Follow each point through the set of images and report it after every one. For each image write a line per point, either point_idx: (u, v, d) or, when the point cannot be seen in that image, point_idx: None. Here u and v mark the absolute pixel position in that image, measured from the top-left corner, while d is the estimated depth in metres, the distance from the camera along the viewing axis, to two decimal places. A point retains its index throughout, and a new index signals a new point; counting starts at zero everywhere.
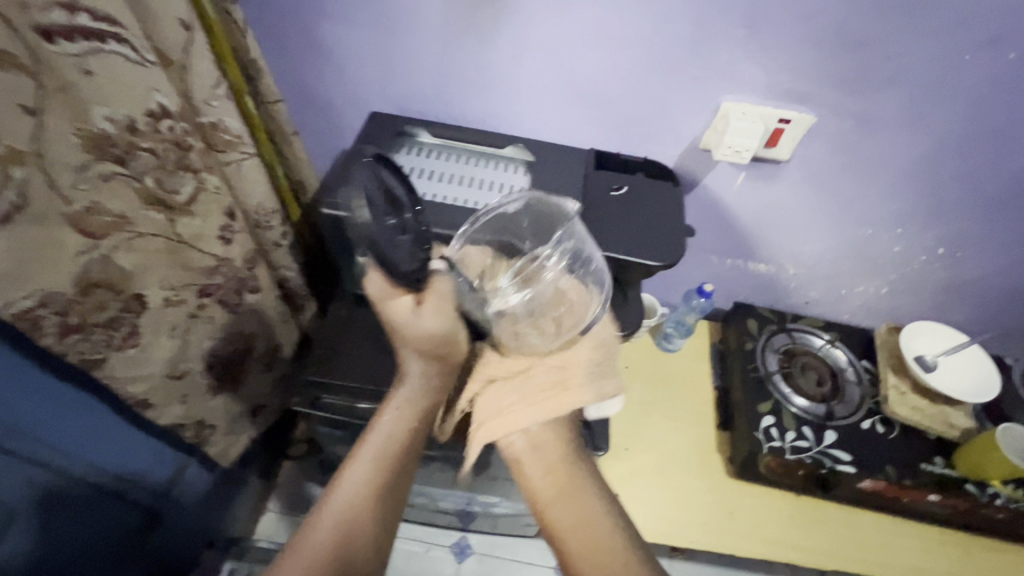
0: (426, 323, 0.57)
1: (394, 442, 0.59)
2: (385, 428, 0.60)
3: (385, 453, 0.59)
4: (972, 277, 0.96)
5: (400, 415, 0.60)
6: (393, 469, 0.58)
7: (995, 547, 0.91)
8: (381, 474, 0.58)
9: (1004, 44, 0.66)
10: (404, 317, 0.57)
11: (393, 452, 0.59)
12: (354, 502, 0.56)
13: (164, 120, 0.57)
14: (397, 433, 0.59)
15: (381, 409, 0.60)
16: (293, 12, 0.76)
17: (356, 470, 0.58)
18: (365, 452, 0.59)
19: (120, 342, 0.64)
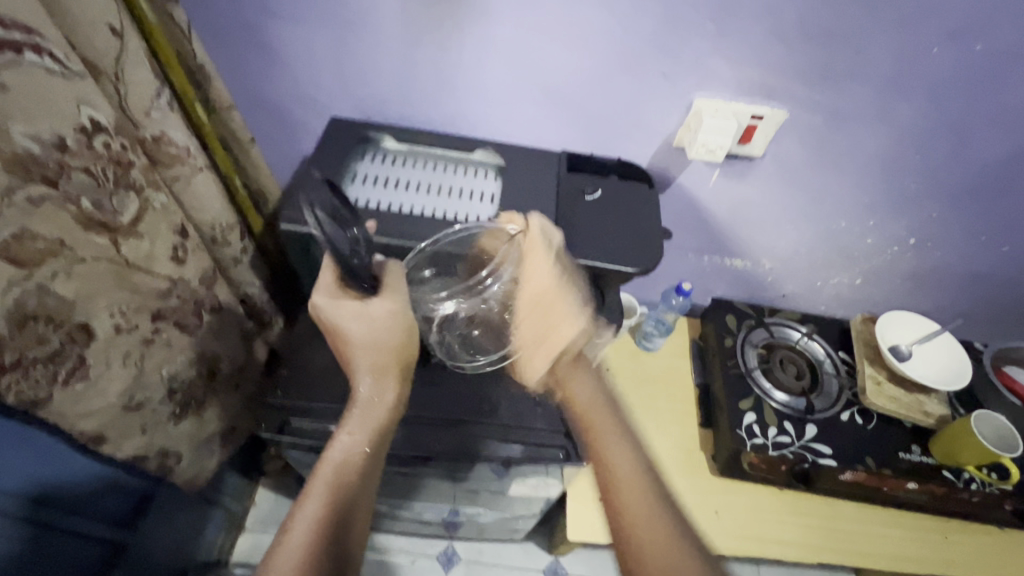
0: (379, 318, 0.58)
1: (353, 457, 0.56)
2: (344, 448, 0.57)
3: (343, 470, 0.55)
4: (942, 266, 0.96)
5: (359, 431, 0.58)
6: (354, 482, 0.55)
7: (973, 531, 0.92)
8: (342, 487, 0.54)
9: (969, 37, 0.65)
10: (352, 318, 0.58)
11: (352, 467, 0.56)
12: (317, 520, 0.52)
13: (98, 137, 0.52)
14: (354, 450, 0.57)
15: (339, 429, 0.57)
16: (238, 12, 0.71)
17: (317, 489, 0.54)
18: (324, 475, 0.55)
19: (66, 377, 0.60)
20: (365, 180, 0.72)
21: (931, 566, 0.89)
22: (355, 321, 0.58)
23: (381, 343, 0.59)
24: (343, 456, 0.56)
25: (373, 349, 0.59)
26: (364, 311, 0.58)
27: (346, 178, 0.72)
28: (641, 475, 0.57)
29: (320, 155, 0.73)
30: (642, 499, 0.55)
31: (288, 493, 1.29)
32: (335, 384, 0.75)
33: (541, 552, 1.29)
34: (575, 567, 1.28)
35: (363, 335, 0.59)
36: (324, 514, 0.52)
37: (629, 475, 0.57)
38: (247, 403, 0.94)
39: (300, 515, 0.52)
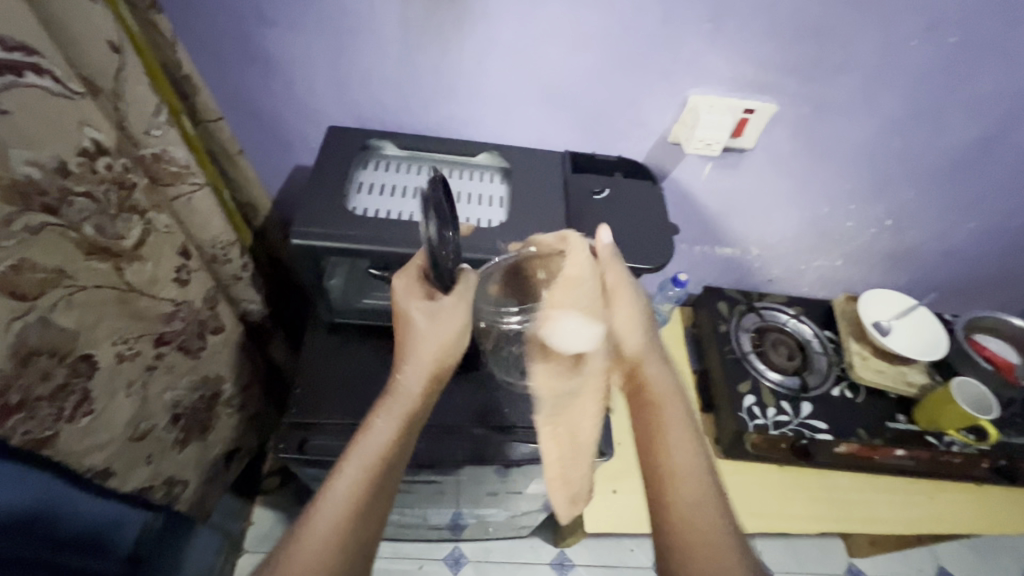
0: (444, 323, 0.58)
1: (390, 446, 0.53)
2: (381, 431, 0.54)
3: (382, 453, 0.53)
4: (916, 244, 1.02)
5: (394, 417, 0.55)
6: (391, 466, 0.53)
7: (954, 490, 0.99)
8: (374, 471, 0.51)
9: (946, 29, 0.69)
10: (421, 316, 0.57)
11: (388, 451, 0.53)
12: (349, 504, 0.49)
13: (101, 159, 0.50)
14: (388, 438, 0.54)
15: (375, 410, 0.55)
16: (227, 19, 0.68)
17: (353, 466, 0.51)
18: (360, 459, 0.52)
19: (72, 412, 0.58)
20: (370, 189, 0.71)
21: (920, 525, 0.95)
22: (423, 315, 0.57)
23: (442, 339, 0.58)
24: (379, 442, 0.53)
25: (434, 343, 0.58)
26: (435, 309, 0.57)
27: (350, 188, 0.70)
28: (700, 469, 0.55)
29: (321, 166, 0.71)
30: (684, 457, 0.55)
31: (287, 509, 1.25)
32: (352, 398, 0.75)
33: (547, 545, 1.30)
34: (581, 557, 1.29)
35: (427, 329, 0.58)
36: (355, 500, 0.49)
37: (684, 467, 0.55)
38: (246, 424, 0.94)
39: (333, 494, 0.50)
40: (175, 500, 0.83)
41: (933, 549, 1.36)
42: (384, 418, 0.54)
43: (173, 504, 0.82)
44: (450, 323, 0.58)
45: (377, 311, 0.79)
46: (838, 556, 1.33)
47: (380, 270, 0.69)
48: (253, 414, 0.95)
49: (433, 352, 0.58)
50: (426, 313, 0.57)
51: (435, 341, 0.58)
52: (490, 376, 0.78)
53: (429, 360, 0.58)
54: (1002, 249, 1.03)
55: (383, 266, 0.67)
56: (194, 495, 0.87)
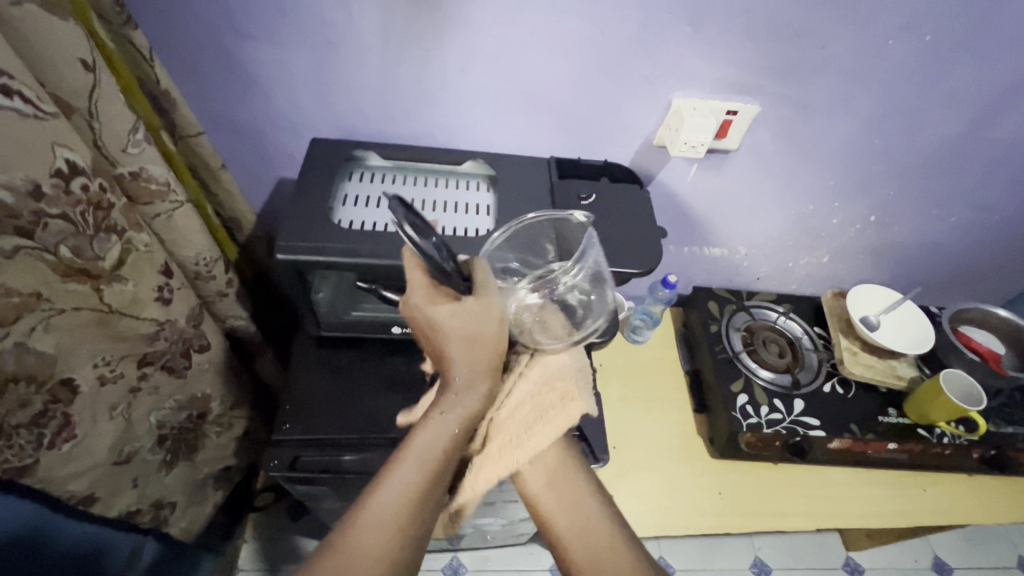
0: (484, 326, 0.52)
1: (451, 444, 0.50)
2: (439, 432, 0.50)
3: (439, 453, 0.49)
4: (901, 239, 1.04)
5: (456, 414, 0.51)
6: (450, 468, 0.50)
7: (946, 481, 1.00)
8: (431, 473, 0.49)
9: (921, 28, 0.70)
10: (420, 302, 0.53)
11: (447, 452, 0.50)
12: (401, 505, 0.46)
13: (76, 180, 0.49)
14: (448, 439, 0.50)
15: (436, 406, 0.51)
16: (204, 33, 0.67)
17: (410, 464, 0.48)
18: (416, 458, 0.49)
19: (51, 439, 0.56)
20: (355, 200, 0.70)
21: (914, 517, 0.96)
22: (459, 307, 0.51)
23: (488, 343, 0.52)
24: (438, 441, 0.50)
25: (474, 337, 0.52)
26: (445, 302, 0.52)
27: (335, 201, 0.69)
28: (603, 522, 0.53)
29: (305, 179, 0.70)
30: (578, 515, 0.53)
31: (280, 525, 1.23)
32: (342, 413, 0.74)
33: (545, 551, 1.29)
34: None
35: (466, 319, 0.51)
36: (406, 504, 0.47)
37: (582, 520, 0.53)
38: (237, 441, 0.92)
39: (382, 493, 0.47)
40: (164, 523, 0.81)
41: (928, 539, 1.37)
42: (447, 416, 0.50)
43: (162, 527, 0.81)
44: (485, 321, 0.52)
45: (364, 324, 0.78)
46: (835, 551, 1.33)
47: (366, 284, 0.67)
48: (244, 432, 0.93)
49: (491, 350, 0.52)
50: (455, 310, 0.51)
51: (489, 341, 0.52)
52: None
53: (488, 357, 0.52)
54: (984, 242, 1.04)
55: (369, 278, 0.66)
56: (184, 516, 0.86)
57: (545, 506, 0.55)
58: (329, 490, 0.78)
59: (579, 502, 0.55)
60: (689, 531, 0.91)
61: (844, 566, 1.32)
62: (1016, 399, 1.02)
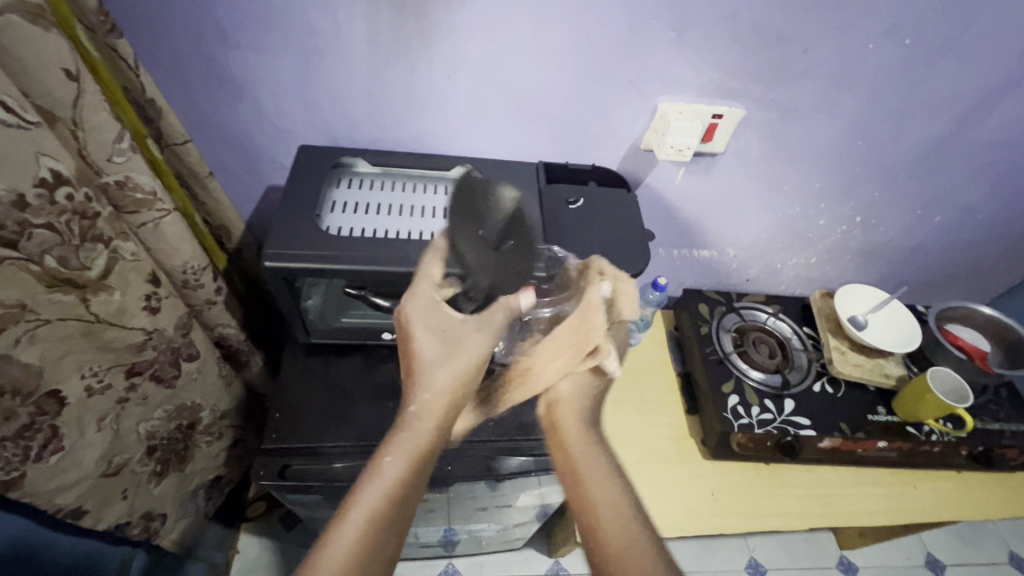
0: (463, 356, 0.59)
1: (404, 481, 0.49)
2: (391, 473, 0.49)
3: (393, 491, 0.48)
4: (886, 240, 1.05)
5: (404, 455, 0.51)
6: (406, 508, 0.48)
7: (936, 479, 1.00)
8: (384, 511, 0.47)
9: (901, 32, 0.71)
10: (424, 308, 0.60)
11: (400, 489, 0.49)
12: (353, 547, 0.44)
13: (61, 189, 0.49)
14: (400, 477, 0.50)
15: (385, 447, 0.52)
16: (192, 42, 0.67)
17: (363, 503, 0.47)
18: (369, 500, 0.47)
19: (38, 452, 0.56)
20: (344, 207, 0.70)
21: (904, 515, 0.96)
22: (439, 342, 0.59)
23: (451, 375, 0.58)
24: (388, 480, 0.49)
25: (427, 365, 0.58)
26: (452, 328, 0.60)
27: (324, 207, 0.69)
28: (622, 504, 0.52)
29: (294, 186, 0.70)
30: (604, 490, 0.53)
31: (273, 535, 1.21)
32: (333, 420, 0.74)
33: (541, 556, 1.28)
34: (576, 566, 1.28)
35: (439, 358, 0.58)
36: (363, 541, 0.45)
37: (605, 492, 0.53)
38: (228, 451, 0.92)
39: (338, 535, 0.45)
40: (154, 535, 0.81)
41: (920, 537, 1.38)
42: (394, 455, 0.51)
43: (153, 539, 0.80)
44: (474, 352, 0.59)
45: (356, 330, 0.78)
46: (829, 550, 1.34)
47: (357, 290, 0.68)
48: (234, 441, 0.92)
49: (444, 390, 0.57)
50: (440, 346, 0.59)
51: (450, 376, 0.58)
52: None
53: (444, 396, 0.57)
54: (968, 241, 1.06)
55: (360, 284, 0.67)
56: (175, 527, 0.85)
57: (587, 474, 0.55)
58: (321, 498, 0.78)
59: (611, 470, 0.56)
60: (683, 533, 0.91)
61: (838, 565, 1.32)
62: (1003, 396, 1.03)
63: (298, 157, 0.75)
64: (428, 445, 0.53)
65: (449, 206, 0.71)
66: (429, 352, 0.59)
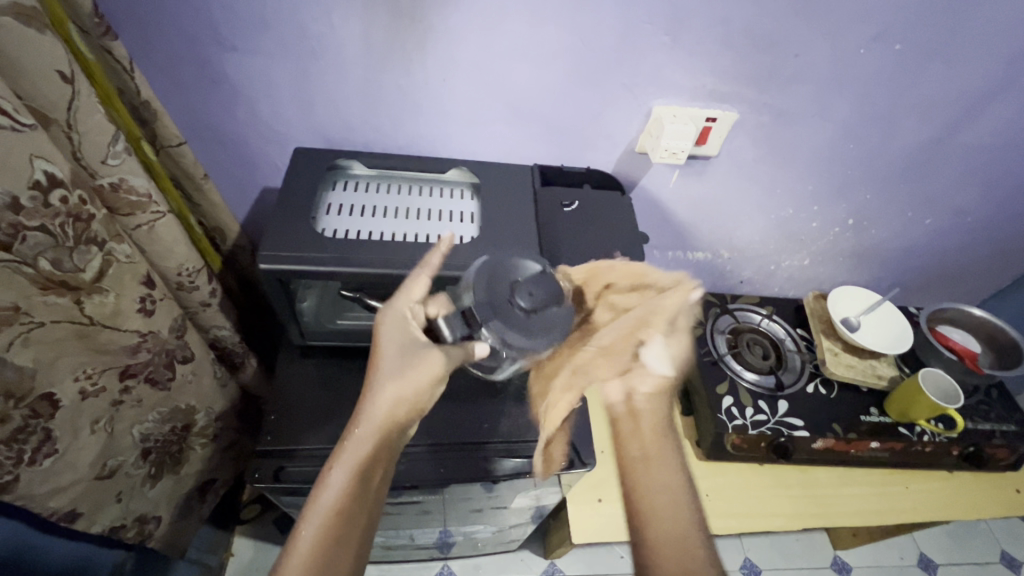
0: (417, 374, 0.59)
1: (351, 490, 0.54)
2: (335, 484, 0.54)
3: (341, 501, 0.53)
4: (878, 242, 1.06)
5: (348, 466, 0.55)
6: (355, 516, 0.53)
7: (928, 478, 1.01)
8: (331, 521, 0.52)
9: (890, 38, 0.72)
10: (393, 324, 0.60)
11: (345, 499, 0.53)
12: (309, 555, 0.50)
13: (55, 192, 0.49)
14: (343, 489, 0.54)
15: (332, 460, 0.55)
16: (188, 44, 0.68)
17: (315, 515, 0.52)
18: (318, 513, 0.52)
19: (32, 455, 0.56)
20: (339, 209, 0.70)
21: (897, 515, 0.97)
22: (395, 357, 0.59)
23: (401, 388, 0.59)
24: (334, 491, 0.53)
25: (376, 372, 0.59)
26: (414, 346, 0.60)
27: (319, 209, 0.70)
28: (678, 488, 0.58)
29: (289, 188, 0.71)
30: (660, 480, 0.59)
31: (269, 537, 1.21)
32: (328, 422, 0.74)
33: (537, 558, 1.28)
34: (573, 567, 1.28)
35: (392, 372, 0.59)
36: (318, 548, 0.50)
37: (660, 488, 0.58)
38: (222, 453, 0.91)
39: (299, 544, 0.51)
40: (148, 538, 0.80)
41: (913, 536, 1.39)
42: (339, 466, 0.55)
43: (147, 542, 0.80)
44: (426, 372, 0.60)
45: (352, 332, 0.78)
46: (823, 550, 1.35)
47: (352, 293, 0.68)
48: (228, 443, 0.92)
49: (389, 400, 0.59)
50: (393, 362, 0.59)
51: (400, 389, 0.59)
52: (469, 392, 0.78)
53: (393, 409, 0.59)
54: (959, 243, 1.07)
55: (355, 287, 0.67)
56: (169, 530, 0.84)
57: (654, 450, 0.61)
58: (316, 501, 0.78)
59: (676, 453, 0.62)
60: None
61: (832, 564, 1.33)
62: (993, 397, 1.04)
63: (293, 160, 0.75)
64: (370, 453, 0.57)
65: (476, 214, 0.72)
66: (385, 369, 0.59)
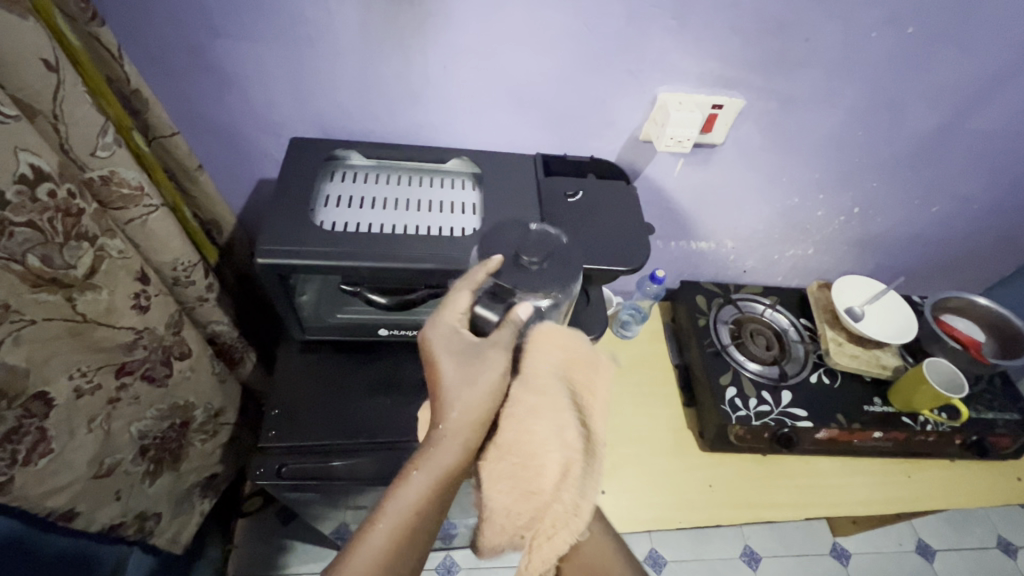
0: (490, 382, 0.50)
1: (428, 502, 0.49)
2: (416, 484, 0.48)
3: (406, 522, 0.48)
4: (882, 231, 1.05)
5: (428, 478, 0.49)
6: (429, 515, 0.49)
7: (930, 467, 1.01)
8: (406, 532, 0.48)
9: (902, 21, 0.70)
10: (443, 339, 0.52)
11: (420, 510, 0.49)
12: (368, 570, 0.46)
13: (42, 185, 0.47)
14: (423, 497, 0.49)
15: (414, 464, 0.49)
16: (177, 30, 0.65)
17: (388, 521, 0.48)
18: (395, 511, 0.48)
19: (26, 455, 0.54)
20: (338, 200, 0.68)
21: (900, 504, 0.97)
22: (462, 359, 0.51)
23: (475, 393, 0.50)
24: (410, 504, 0.48)
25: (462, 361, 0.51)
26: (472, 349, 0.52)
27: (317, 201, 0.68)
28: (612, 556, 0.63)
29: (286, 180, 0.69)
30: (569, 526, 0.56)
31: (270, 530, 1.21)
32: (329, 417, 0.73)
33: None
34: None
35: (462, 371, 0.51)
36: (387, 545, 0.47)
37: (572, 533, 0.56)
38: (222, 449, 0.90)
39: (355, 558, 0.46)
40: (150, 535, 0.80)
41: (911, 523, 1.40)
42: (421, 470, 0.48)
43: (147, 538, 0.79)
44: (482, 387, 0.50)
45: (352, 325, 0.77)
46: (822, 537, 1.36)
47: (351, 286, 0.67)
48: (229, 439, 0.91)
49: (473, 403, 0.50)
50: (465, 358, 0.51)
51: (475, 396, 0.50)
52: None
53: (472, 422, 0.50)
54: (965, 231, 1.06)
55: (354, 282, 0.66)
56: (171, 526, 0.84)
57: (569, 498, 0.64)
58: (318, 496, 0.77)
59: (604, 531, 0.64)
60: (682, 525, 0.91)
61: (831, 551, 1.34)
62: (996, 385, 1.04)
63: (288, 151, 0.73)
64: (452, 470, 0.50)
65: (481, 206, 0.70)
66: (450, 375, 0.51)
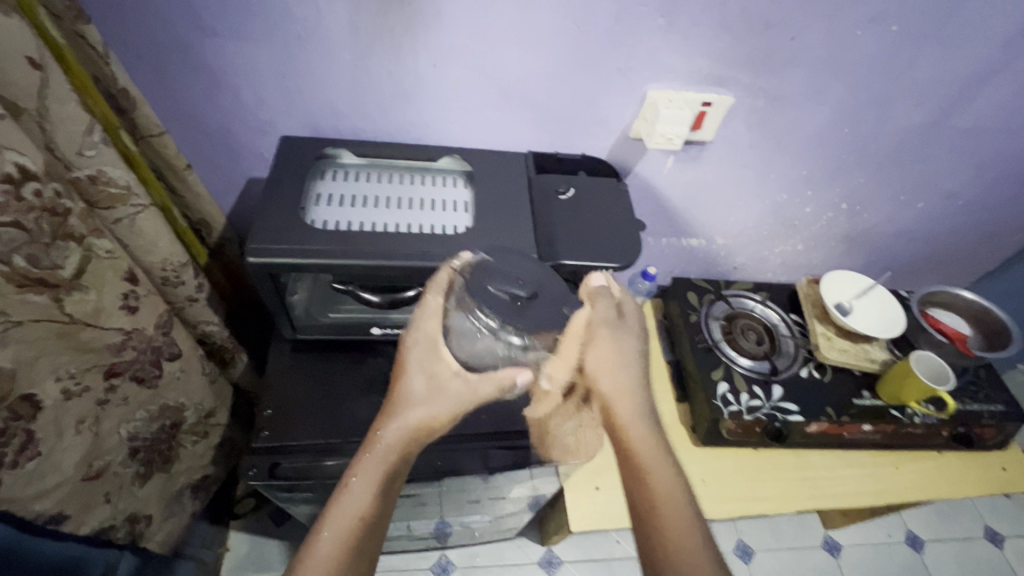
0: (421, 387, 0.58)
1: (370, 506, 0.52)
2: (359, 491, 0.52)
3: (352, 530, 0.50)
4: (870, 226, 1.06)
5: (370, 476, 0.53)
6: (373, 532, 0.51)
7: (919, 459, 1.02)
8: (354, 531, 0.50)
9: (888, 19, 0.71)
10: (424, 352, 0.57)
11: (364, 517, 0.51)
12: (355, 519, 0.51)
13: (28, 184, 0.47)
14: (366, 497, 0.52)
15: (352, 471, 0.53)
16: (165, 30, 0.65)
17: (334, 529, 0.50)
18: (337, 520, 0.51)
19: (14, 459, 0.54)
20: (329, 200, 0.68)
21: (890, 496, 0.98)
22: (424, 382, 0.57)
23: (428, 414, 0.57)
24: (357, 512, 0.51)
25: (431, 381, 0.57)
26: (439, 376, 0.57)
27: (308, 200, 0.68)
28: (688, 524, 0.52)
29: (277, 178, 0.68)
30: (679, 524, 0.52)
31: (263, 531, 1.20)
32: (322, 415, 0.73)
33: (533, 544, 1.28)
34: (568, 553, 1.28)
35: (422, 396, 0.57)
36: (338, 555, 0.49)
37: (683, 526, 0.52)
38: (214, 450, 0.90)
39: (346, 507, 0.51)
40: (141, 537, 0.79)
41: (900, 514, 1.42)
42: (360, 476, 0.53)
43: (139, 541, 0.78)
44: (437, 408, 0.57)
45: (344, 324, 0.77)
46: (814, 530, 1.37)
47: (344, 285, 0.67)
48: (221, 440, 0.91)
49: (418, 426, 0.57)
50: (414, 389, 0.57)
51: (425, 414, 0.57)
52: None
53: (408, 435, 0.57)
54: (950, 227, 1.08)
55: (346, 280, 0.66)
56: (163, 529, 0.83)
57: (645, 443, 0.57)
58: (312, 496, 0.77)
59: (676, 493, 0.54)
60: None
61: (823, 544, 1.35)
62: (981, 378, 1.05)
63: (278, 150, 0.73)
64: (393, 466, 0.55)
65: (473, 202, 0.71)
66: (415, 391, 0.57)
